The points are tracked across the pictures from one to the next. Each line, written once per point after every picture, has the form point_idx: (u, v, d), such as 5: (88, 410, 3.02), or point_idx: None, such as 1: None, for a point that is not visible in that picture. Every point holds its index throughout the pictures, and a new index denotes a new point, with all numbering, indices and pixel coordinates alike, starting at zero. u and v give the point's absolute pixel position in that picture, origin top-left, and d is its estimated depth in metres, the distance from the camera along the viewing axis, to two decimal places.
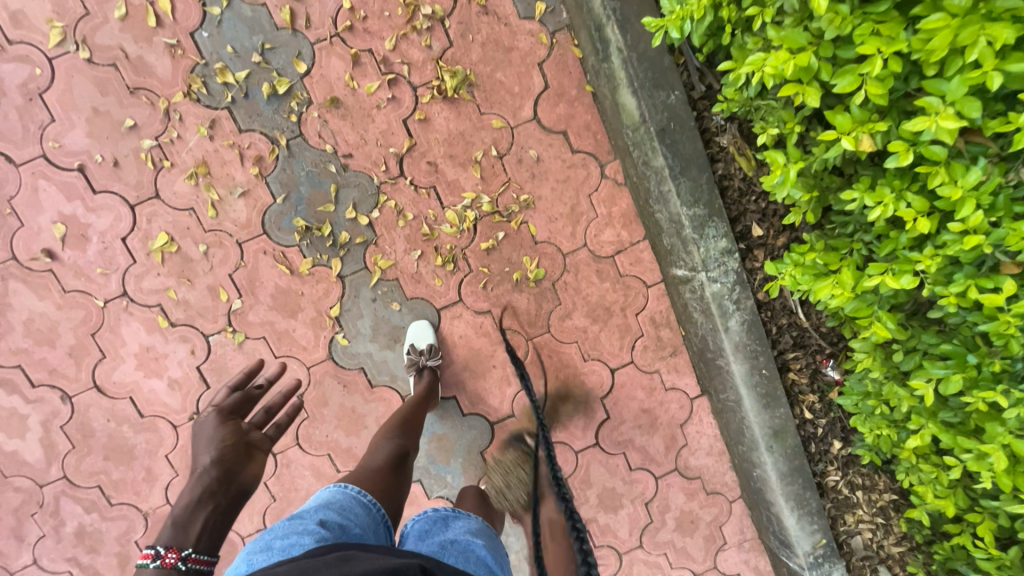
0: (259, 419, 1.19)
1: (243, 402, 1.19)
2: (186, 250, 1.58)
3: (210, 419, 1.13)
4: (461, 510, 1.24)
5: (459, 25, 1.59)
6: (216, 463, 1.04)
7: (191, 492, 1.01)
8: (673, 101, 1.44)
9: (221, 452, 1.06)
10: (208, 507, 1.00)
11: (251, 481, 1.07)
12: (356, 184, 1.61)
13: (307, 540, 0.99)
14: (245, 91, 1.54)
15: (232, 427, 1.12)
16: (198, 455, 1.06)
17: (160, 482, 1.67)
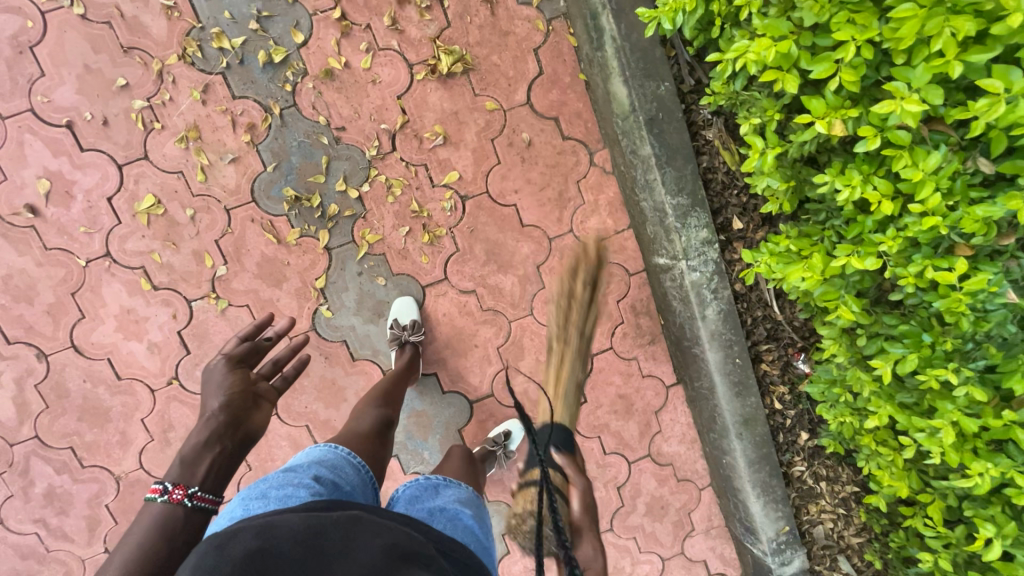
0: (266, 370, 1.24)
1: (250, 353, 1.23)
2: (172, 214, 1.58)
3: (221, 366, 1.18)
4: (450, 480, 1.26)
5: (457, 6, 1.61)
6: (224, 408, 1.10)
7: (200, 433, 1.07)
8: (662, 92, 1.48)
9: (228, 398, 1.12)
10: (214, 449, 1.05)
11: (257, 427, 1.13)
12: (347, 157, 1.62)
13: (303, 494, 1.00)
14: (241, 58, 1.54)
15: (240, 376, 1.17)
16: (209, 399, 1.12)
17: (135, 446, 1.66)
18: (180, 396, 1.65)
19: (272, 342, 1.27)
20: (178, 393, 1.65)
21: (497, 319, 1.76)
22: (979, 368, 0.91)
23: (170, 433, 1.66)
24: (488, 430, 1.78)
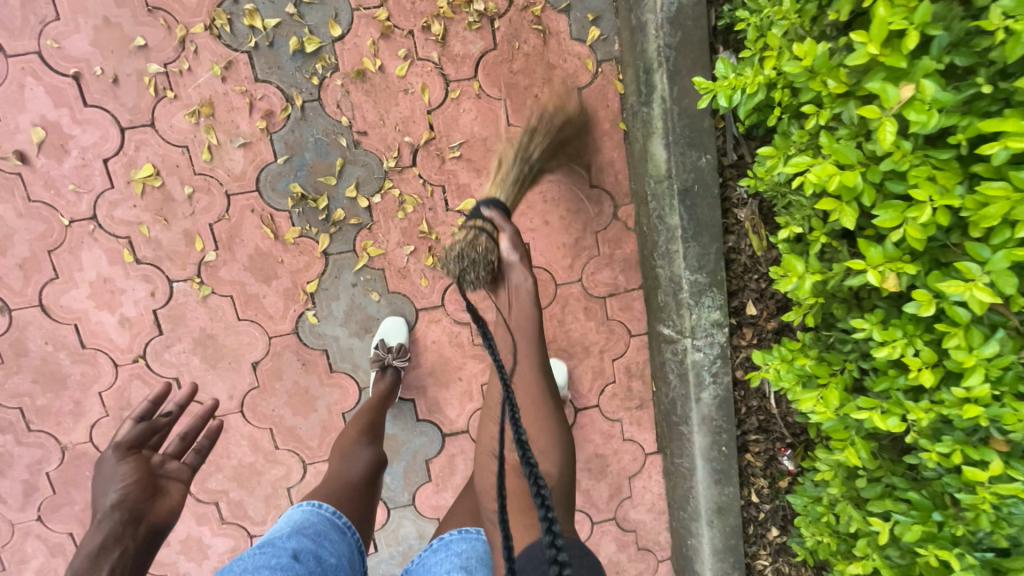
0: (177, 451, 1.10)
1: (155, 436, 1.09)
2: (169, 189, 1.49)
3: (111, 456, 1.03)
4: (467, 530, 1.25)
5: (508, 29, 1.52)
6: (117, 505, 0.95)
7: (87, 545, 0.92)
8: (703, 163, 1.40)
9: (124, 493, 0.97)
10: (114, 554, 0.91)
11: (166, 519, 0.99)
12: (363, 163, 1.53)
13: (281, 575, 1.01)
14: (271, 40, 1.45)
15: (139, 464, 1.03)
16: (101, 497, 0.97)
17: (87, 418, 1.58)
18: (144, 376, 1.57)
19: (170, 418, 1.12)
20: (143, 373, 1.57)
21: (487, 356, 1.68)
22: (984, 555, 0.86)
23: (126, 412, 1.59)
24: (455, 465, 1.73)
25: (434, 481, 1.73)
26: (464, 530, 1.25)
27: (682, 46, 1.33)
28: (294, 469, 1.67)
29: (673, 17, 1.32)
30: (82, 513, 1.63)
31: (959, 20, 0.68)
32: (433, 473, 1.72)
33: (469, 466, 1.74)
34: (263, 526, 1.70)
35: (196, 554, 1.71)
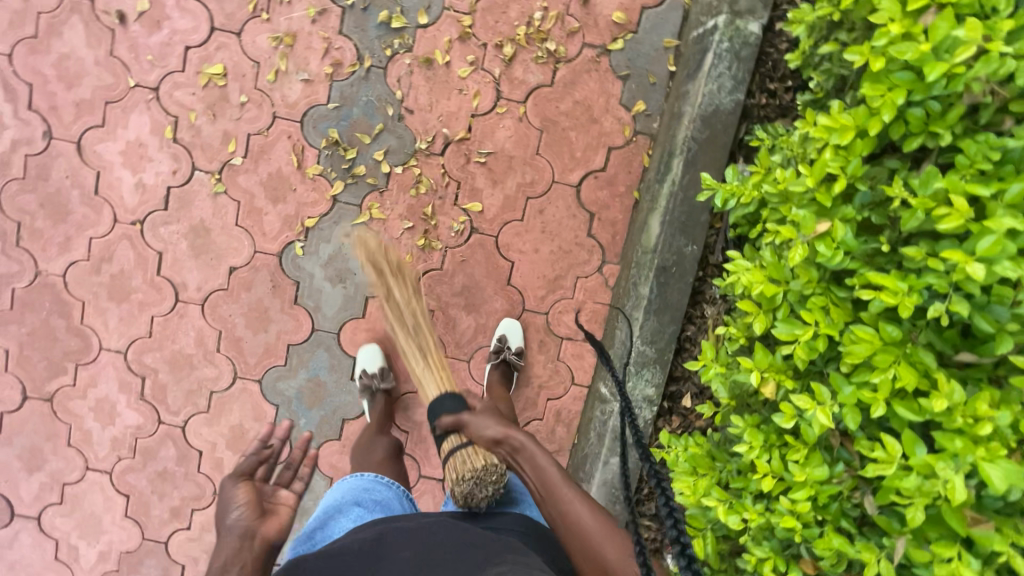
0: (287, 478, 1.25)
1: (255, 457, 1.23)
2: (228, 91, 1.64)
3: (229, 482, 1.17)
4: (502, 474, 1.40)
5: (568, 74, 1.66)
6: (239, 529, 1.08)
7: (231, 560, 1.05)
8: (687, 251, 1.49)
9: (240, 514, 1.10)
10: (236, 567, 1.05)
11: (276, 535, 1.11)
12: (399, 135, 1.67)
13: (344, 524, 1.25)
14: (366, 6, 1.62)
15: (252, 488, 1.17)
16: (227, 519, 1.11)
17: (69, 256, 1.70)
18: (134, 239, 1.69)
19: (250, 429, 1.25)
20: (134, 236, 1.69)
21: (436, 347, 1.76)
22: None
23: (105, 264, 1.70)
24: None
25: (342, 440, 1.79)
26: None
27: (705, 143, 1.46)
28: (225, 376, 1.76)
29: (706, 117, 1.45)
30: (26, 336, 1.73)
31: (883, 186, 0.82)
32: (345, 433, 1.78)
33: None
34: (174, 416, 1.77)
35: (103, 417, 1.77)
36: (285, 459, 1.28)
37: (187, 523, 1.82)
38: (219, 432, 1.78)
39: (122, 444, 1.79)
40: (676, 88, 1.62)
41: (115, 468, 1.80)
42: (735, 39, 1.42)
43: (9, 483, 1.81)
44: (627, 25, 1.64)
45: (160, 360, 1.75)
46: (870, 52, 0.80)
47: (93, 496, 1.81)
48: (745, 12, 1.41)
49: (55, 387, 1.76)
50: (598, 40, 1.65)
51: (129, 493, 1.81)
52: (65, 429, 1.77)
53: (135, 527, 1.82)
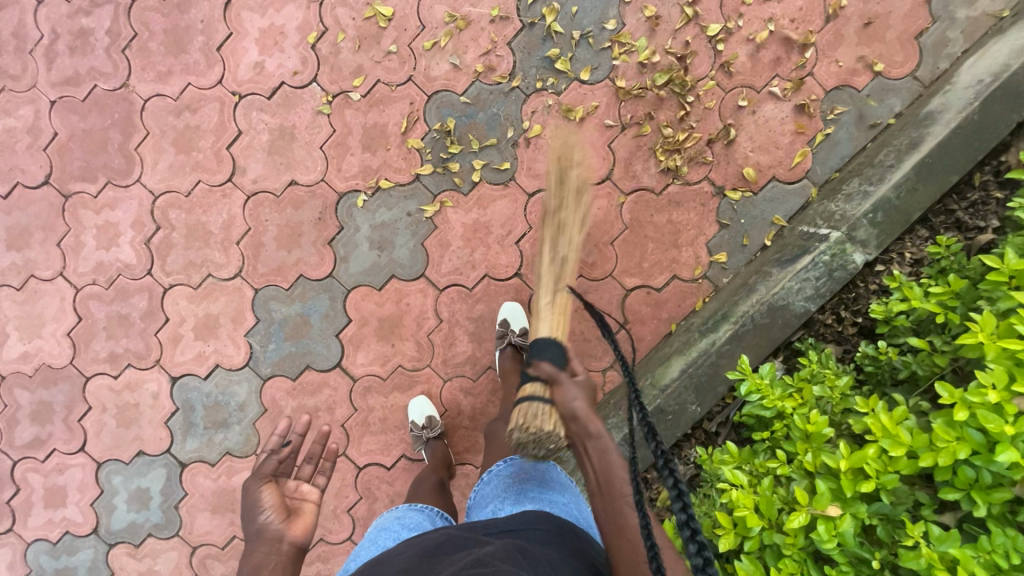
0: (307, 472, 1.17)
1: (275, 457, 1.14)
2: (383, 34, 1.66)
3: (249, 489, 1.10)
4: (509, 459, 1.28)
5: (678, 194, 1.68)
6: (266, 533, 1.06)
7: (262, 562, 1.05)
8: (689, 408, 1.51)
9: (269, 520, 1.07)
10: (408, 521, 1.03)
11: (303, 534, 1.10)
12: (504, 158, 1.68)
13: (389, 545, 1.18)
14: (544, 36, 1.64)
15: (277, 490, 1.11)
16: (254, 520, 1.08)
17: (161, 87, 1.71)
18: (224, 108, 1.70)
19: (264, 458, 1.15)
20: (225, 105, 1.70)
21: (425, 353, 1.76)
22: None
23: (188, 113, 1.71)
24: (320, 391, 1.78)
25: (295, 383, 1.79)
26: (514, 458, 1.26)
27: (759, 328, 1.49)
28: (229, 268, 1.75)
29: (774, 307, 1.48)
30: (79, 131, 1.73)
31: (901, 506, 1.00)
32: (301, 377, 1.79)
33: (327, 401, 1.79)
34: (164, 275, 1.77)
35: (102, 240, 1.76)
36: (304, 453, 1.17)
37: (117, 372, 1.81)
38: (194, 312, 1.78)
39: (103, 272, 1.77)
40: (763, 260, 1.63)
41: (84, 289, 1.78)
42: (838, 258, 1.45)
43: None
44: (752, 184, 1.66)
45: (183, 222, 1.75)
46: (960, 398, 0.92)
47: (50, 300, 1.79)
48: (858, 241, 1.45)
49: (76, 189, 1.75)
50: (721, 180, 1.66)
51: (82, 317, 1.79)
52: (63, 230, 1.76)
53: (70, 348, 1.81)
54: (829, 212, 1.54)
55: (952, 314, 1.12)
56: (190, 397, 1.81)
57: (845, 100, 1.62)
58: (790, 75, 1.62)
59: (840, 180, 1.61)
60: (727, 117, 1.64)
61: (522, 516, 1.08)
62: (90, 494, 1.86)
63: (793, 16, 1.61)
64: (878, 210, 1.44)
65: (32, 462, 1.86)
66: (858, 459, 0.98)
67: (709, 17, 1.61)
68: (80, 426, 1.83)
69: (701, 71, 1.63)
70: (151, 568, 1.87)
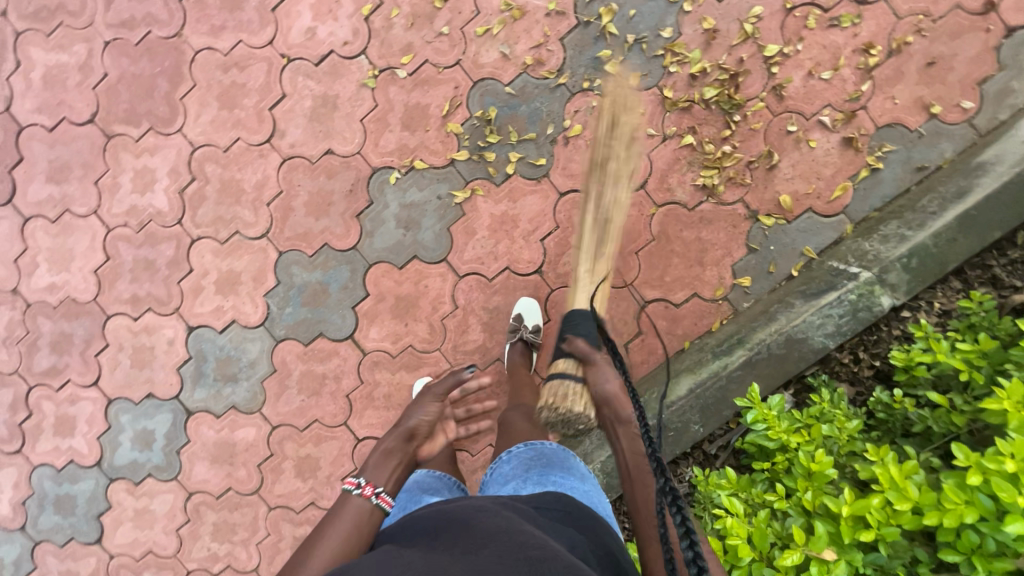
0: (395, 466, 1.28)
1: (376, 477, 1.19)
2: (437, 15, 1.65)
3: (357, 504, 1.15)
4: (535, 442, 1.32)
5: (711, 212, 1.66)
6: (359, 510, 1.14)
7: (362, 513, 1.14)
8: (692, 427, 1.51)
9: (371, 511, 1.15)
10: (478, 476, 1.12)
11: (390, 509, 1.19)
12: (541, 154, 1.68)
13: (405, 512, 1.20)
14: (597, 36, 1.62)
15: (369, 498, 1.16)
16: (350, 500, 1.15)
17: (213, 42, 1.72)
18: (272, 69, 1.71)
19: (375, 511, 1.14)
20: (273, 67, 1.71)
21: (436, 336, 1.78)
22: None
23: (236, 70, 1.72)
24: (329, 360, 1.81)
25: (307, 348, 1.82)
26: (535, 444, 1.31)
27: (774, 358, 1.48)
28: (256, 228, 1.78)
29: (791, 339, 1.47)
30: (129, 74, 1.76)
31: (898, 560, 1.00)
32: (313, 344, 1.81)
33: (335, 370, 1.81)
34: (193, 226, 1.80)
35: (138, 184, 1.80)
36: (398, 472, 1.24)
37: (137, 315, 1.85)
38: (217, 267, 1.81)
39: (135, 215, 1.81)
40: (787, 290, 1.61)
41: (115, 229, 1.82)
42: (864, 298, 1.43)
43: (24, 175, 1.83)
44: (787, 213, 1.63)
45: (218, 176, 1.77)
46: (974, 461, 0.91)
47: (82, 237, 1.84)
48: (888, 284, 1.43)
49: (119, 131, 1.78)
50: (756, 205, 1.64)
51: (110, 257, 1.84)
52: (102, 170, 1.80)
53: (94, 285, 1.85)
54: (861, 252, 1.52)
55: (977, 372, 1.10)
56: (203, 348, 1.85)
57: (896, 139, 1.58)
58: (842, 106, 1.58)
59: (877, 220, 1.58)
60: (772, 141, 1.61)
61: (543, 495, 1.09)
62: (98, 428, 1.92)
63: (855, 46, 1.57)
64: (913, 256, 1.42)
65: (46, 389, 1.92)
66: (860, 506, 0.99)
67: (768, 38, 1.58)
68: (96, 362, 1.89)
69: (752, 90, 1.60)
70: (147, 505, 1.94)
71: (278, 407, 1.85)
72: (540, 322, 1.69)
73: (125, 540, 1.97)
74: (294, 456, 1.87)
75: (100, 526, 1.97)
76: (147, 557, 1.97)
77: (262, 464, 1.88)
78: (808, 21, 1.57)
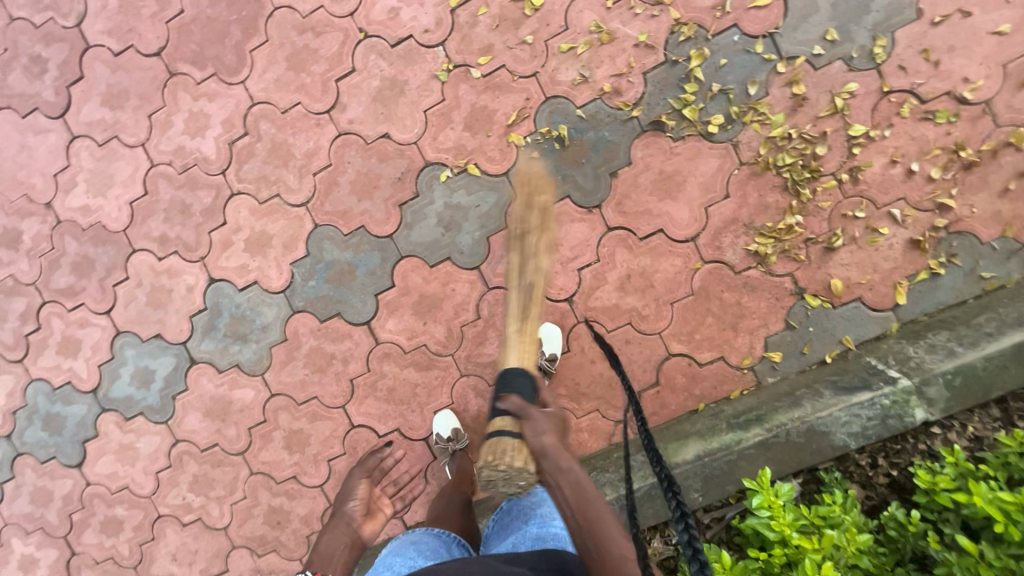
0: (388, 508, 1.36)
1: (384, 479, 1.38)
2: (524, 23, 1.60)
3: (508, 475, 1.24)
4: None
5: (756, 280, 1.61)
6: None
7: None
8: (690, 494, 1.48)
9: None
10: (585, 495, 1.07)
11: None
12: (597, 183, 1.63)
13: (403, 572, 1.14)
14: (681, 78, 1.56)
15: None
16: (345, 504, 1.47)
17: (294, 2, 1.69)
18: (346, 42, 1.68)
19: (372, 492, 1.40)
20: (348, 40, 1.68)
21: (452, 342, 1.75)
22: None
23: (311, 35, 1.69)
24: (341, 342, 1.80)
25: (322, 325, 1.80)
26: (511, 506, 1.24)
27: (791, 444, 1.43)
28: (298, 195, 1.76)
29: (813, 430, 1.42)
30: (204, 16, 1.73)
31: None
32: (328, 322, 1.80)
33: (345, 352, 1.80)
34: (235, 180, 1.78)
35: (190, 127, 1.78)
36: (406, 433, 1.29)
37: (162, 255, 1.84)
38: (250, 225, 1.79)
39: (181, 156, 1.79)
40: (817, 376, 1.56)
41: (158, 166, 1.81)
42: (898, 405, 1.38)
43: (79, 94, 1.81)
44: (835, 297, 1.58)
45: (270, 137, 1.75)
46: None
47: (124, 166, 1.83)
48: (925, 398, 1.38)
49: (183, 70, 1.76)
50: (804, 283, 1.59)
51: (148, 193, 1.82)
52: (158, 105, 1.78)
53: (127, 217, 1.84)
54: (904, 355, 1.47)
55: (1014, 526, 1.04)
56: (220, 302, 1.83)
57: (964, 248, 1.52)
58: (916, 203, 1.52)
59: (926, 326, 1.52)
60: (835, 223, 1.55)
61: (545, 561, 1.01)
62: (101, 356, 1.92)
63: (947, 145, 1.49)
64: (958, 374, 1.36)
65: (58, 307, 1.92)
66: None
67: (857, 116, 1.51)
68: (113, 291, 1.88)
69: (827, 166, 1.54)
70: (133, 443, 1.95)
71: (281, 376, 1.84)
72: (557, 351, 1.67)
73: (103, 470, 1.97)
74: (286, 428, 1.86)
75: (83, 452, 1.97)
76: (121, 492, 1.97)
77: (253, 428, 1.88)
78: (903, 108, 1.49)
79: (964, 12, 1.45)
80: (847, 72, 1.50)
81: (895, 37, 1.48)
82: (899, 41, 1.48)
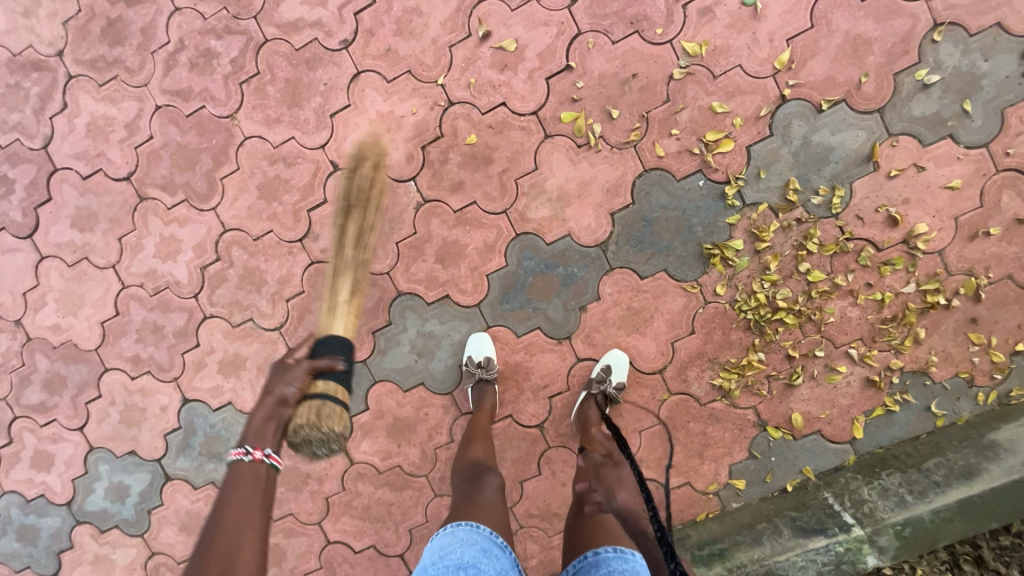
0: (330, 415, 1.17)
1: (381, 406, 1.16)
2: (495, 160, 1.62)
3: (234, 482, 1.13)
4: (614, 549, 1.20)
5: (720, 411, 1.64)
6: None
7: None
8: None
9: None
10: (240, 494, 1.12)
11: None
12: (566, 316, 1.66)
13: None
14: (649, 218, 1.59)
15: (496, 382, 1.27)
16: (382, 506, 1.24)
17: (264, 132, 1.69)
18: (316, 174, 1.69)
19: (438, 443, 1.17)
20: (318, 173, 1.68)
21: (426, 463, 1.78)
22: None
23: (284, 165, 1.69)
24: (317, 461, 1.81)
25: None
26: (581, 557, 1.21)
27: None
28: (271, 319, 1.76)
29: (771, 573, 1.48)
30: (173, 143, 1.72)
31: None
32: None
33: (320, 471, 1.82)
34: (208, 303, 1.78)
35: (162, 251, 1.77)
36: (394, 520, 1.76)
37: (134, 374, 1.84)
38: (223, 347, 1.79)
39: (152, 279, 1.79)
40: (778, 507, 1.61)
41: (129, 288, 1.80)
42: (851, 552, 1.45)
43: (47, 215, 1.80)
44: (796, 430, 1.63)
45: (243, 262, 1.75)
46: None
47: (94, 287, 1.81)
48: (877, 546, 1.44)
49: (153, 195, 1.75)
50: (767, 415, 1.63)
51: (119, 313, 1.82)
52: (128, 228, 1.77)
53: (98, 336, 1.83)
54: (859, 497, 1.52)
55: None
56: (194, 421, 1.84)
57: (918, 387, 1.58)
58: (873, 343, 1.57)
59: (881, 461, 1.59)
60: (796, 360, 1.60)
61: None
62: (75, 471, 1.92)
63: (902, 291, 1.54)
64: (908, 525, 1.43)
65: (30, 423, 1.91)
66: None
67: (817, 262, 1.56)
68: (85, 409, 1.88)
69: (790, 307, 1.58)
70: (108, 554, 1.94)
71: None
72: (625, 379, 1.62)
73: None
74: None
75: (58, 562, 1.97)
76: None
77: None
78: (860, 255, 1.54)
79: (919, 165, 1.50)
80: (808, 219, 1.54)
81: (853, 187, 1.52)
82: (856, 192, 1.52)
